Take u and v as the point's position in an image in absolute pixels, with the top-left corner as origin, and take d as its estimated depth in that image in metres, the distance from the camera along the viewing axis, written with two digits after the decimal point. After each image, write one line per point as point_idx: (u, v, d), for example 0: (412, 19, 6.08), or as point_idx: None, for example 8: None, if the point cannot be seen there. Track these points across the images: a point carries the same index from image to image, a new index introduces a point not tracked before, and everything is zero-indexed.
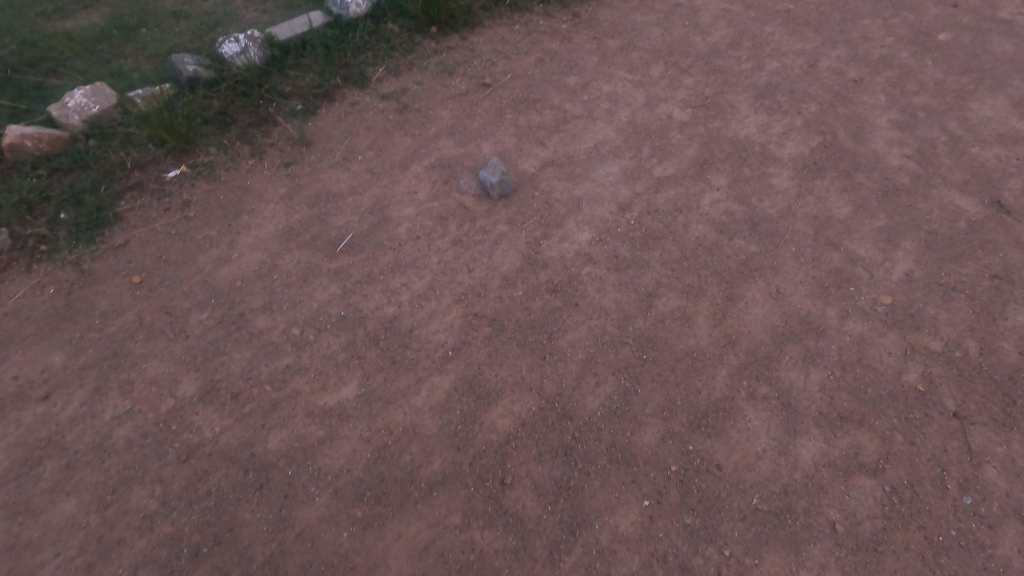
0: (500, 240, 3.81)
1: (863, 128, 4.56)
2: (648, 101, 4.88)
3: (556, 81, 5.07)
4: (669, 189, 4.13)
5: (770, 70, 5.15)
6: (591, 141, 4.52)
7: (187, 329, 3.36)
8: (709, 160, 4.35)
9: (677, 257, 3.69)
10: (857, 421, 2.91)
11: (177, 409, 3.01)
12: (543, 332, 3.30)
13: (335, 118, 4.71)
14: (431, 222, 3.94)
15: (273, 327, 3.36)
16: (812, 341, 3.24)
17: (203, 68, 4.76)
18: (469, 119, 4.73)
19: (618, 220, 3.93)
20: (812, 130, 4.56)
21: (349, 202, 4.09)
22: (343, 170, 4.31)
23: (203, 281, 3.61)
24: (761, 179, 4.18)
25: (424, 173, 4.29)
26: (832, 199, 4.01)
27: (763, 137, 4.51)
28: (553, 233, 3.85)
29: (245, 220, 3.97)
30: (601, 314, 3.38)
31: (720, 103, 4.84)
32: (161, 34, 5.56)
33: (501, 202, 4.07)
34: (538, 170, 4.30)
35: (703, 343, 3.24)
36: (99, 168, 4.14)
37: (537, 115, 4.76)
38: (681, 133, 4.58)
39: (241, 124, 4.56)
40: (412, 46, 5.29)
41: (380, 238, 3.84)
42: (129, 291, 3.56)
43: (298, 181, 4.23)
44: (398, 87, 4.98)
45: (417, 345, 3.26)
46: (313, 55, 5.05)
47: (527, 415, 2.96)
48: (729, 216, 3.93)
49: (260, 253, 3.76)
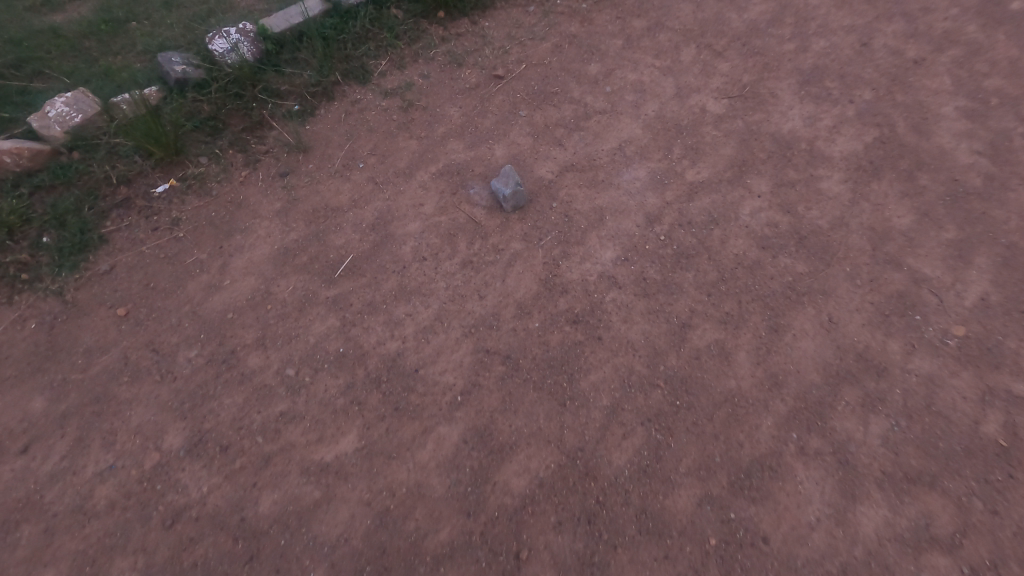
0: (515, 261, 3.44)
1: (926, 117, 4.02)
2: (678, 92, 4.38)
3: (575, 70, 4.60)
4: (703, 197, 3.69)
5: (817, 51, 4.59)
6: (615, 140, 4.08)
7: (174, 369, 3.09)
8: (748, 160, 3.87)
9: (713, 279, 3.28)
10: (927, 483, 2.53)
11: (162, 465, 2.76)
12: (562, 373, 2.95)
13: (334, 119, 4.33)
14: (438, 240, 3.58)
15: (266, 368, 3.07)
16: (871, 382, 2.83)
17: (192, 68, 4.39)
18: (480, 117, 4.30)
19: (645, 235, 3.52)
20: (866, 121, 4.03)
21: (349, 217, 3.74)
22: (342, 180, 3.94)
23: (193, 312, 3.33)
24: (808, 183, 3.70)
25: (431, 182, 3.91)
26: (891, 206, 3.53)
27: (810, 132, 4.01)
28: (573, 252, 3.46)
29: (238, 241, 3.65)
30: (628, 350, 3.01)
31: (759, 92, 4.32)
32: (151, 28, 5.20)
33: (516, 215, 3.68)
34: (557, 176, 3.89)
35: (744, 385, 2.86)
36: (83, 185, 3.85)
37: (554, 110, 4.31)
38: (716, 128, 4.10)
39: (233, 130, 4.21)
40: (418, 34, 4.86)
41: (383, 260, 3.50)
42: (115, 325, 3.30)
43: (294, 195, 3.88)
44: (403, 81, 4.57)
45: (423, 388, 2.94)
46: (311, 48, 4.65)
47: (545, 474, 2.64)
48: (772, 228, 3.49)
49: (254, 279, 3.46)
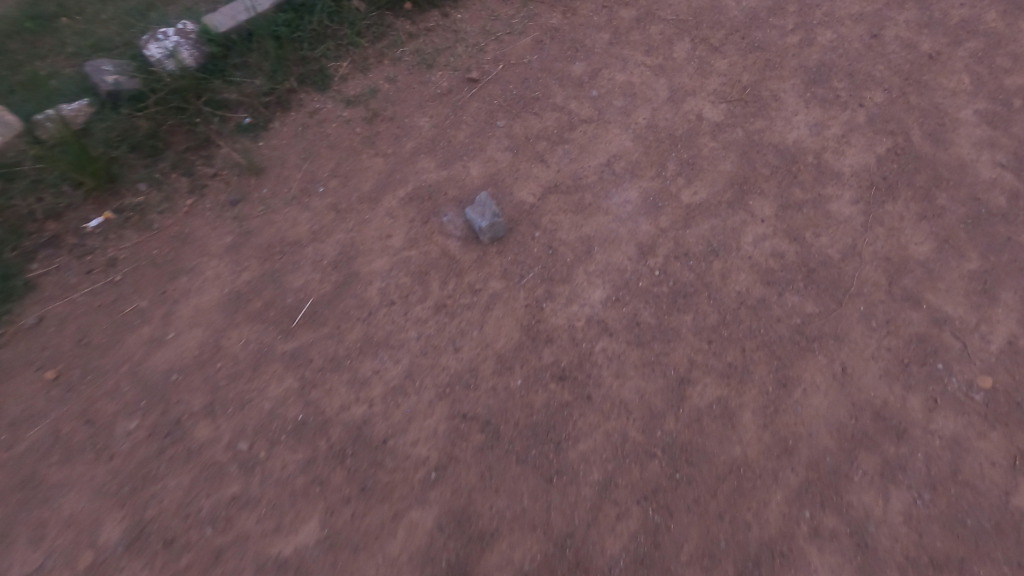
0: (494, 304, 3.09)
1: (945, 123, 3.66)
2: (672, 95, 3.97)
3: (558, 70, 4.15)
4: (700, 223, 3.34)
5: (823, 45, 4.17)
6: (603, 154, 3.68)
7: (112, 445, 2.74)
8: (749, 177, 3.51)
9: (714, 322, 2.96)
10: (955, 568, 2.29)
11: (98, 564, 2.45)
12: (548, 441, 2.64)
13: (290, 135, 3.88)
14: (408, 279, 3.21)
15: (216, 441, 2.73)
16: (891, 447, 2.55)
17: (126, 77, 3.88)
18: (454, 128, 3.87)
19: (638, 270, 3.18)
20: (879, 129, 3.67)
21: (309, 253, 3.35)
22: (301, 208, 3.53)
23: (133, 373, 2.95)
24: (816, 204, 3.36)
25: (400, 208, 3.51)
26: (906, 231, 3.21)
27: (817, 142, 3.64)
28: (558, 292, 3.12)
29: (183, 284, 3.26)
30: (620, 412, 2.70)
31: (761, 94, 3.92)
32: (85, 24, 4.62)
33: (494, 247, 3.31)
34: (539, 199, 3.50)
35: (751, 453, 2.57)
36: (5, 221, 3.40)
37: (535, 120, 3.89)
38: (714, 139, 3.72)
39: (176, 149, 3.76)
40: (383, 30, 4.36)
41: (347, 304, 3.14)
42: (43, 391, 2.92)
43: (247, 227, 3.47)
44: (367, 87, 4.10)
45: (393, 463, 2.63)
46: (261, 49, 4.15)
47: (531, 567, 2.37)
48: (778, 260, 3.16)
49: (202, 330, 3.08)
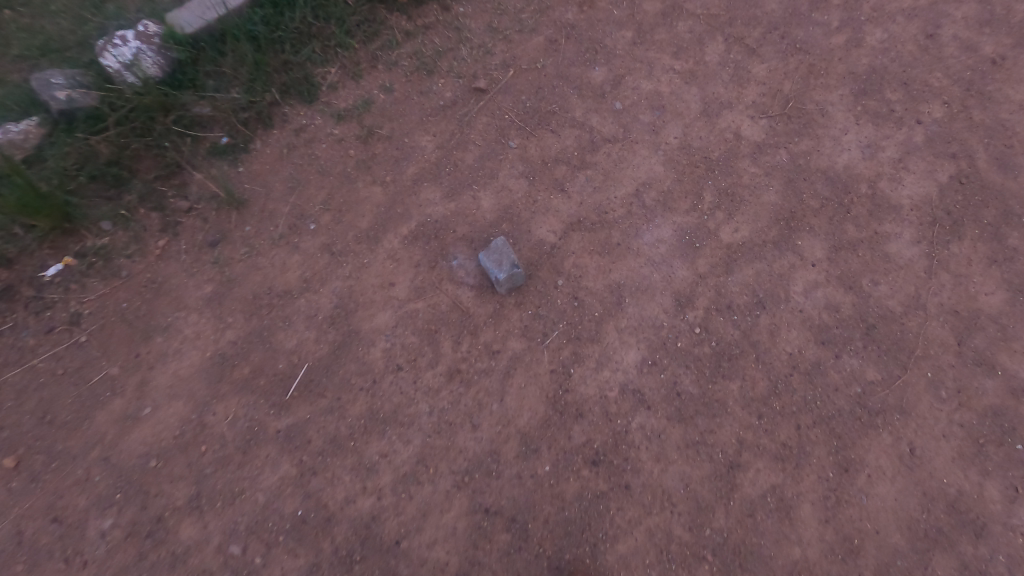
0: (515, 370, 2.73)
1: (1013, 144, 3.27)
2: (705, 108, 3.52)
3: (575, 77, 3.67)
4: (743, 267, 2.97)
5: (873, 46, 3.71)
6: (631, 181, 3.26)
7: (84, 550, 2.40)
8: (796, 211, 3.12)
9: (764, 392, 2.64)
10: None
11: None
12: (584, 542, 2.35)
13: (274, 158, 3.41)
14: (416, 338, 2.84)
15: (204, 543, 2.40)
16: (968, 547, 2.29)
17: (79, 92, 3.36)
18: (460, 149, 3.42)
19: (675, 326, 2.82)
20: (939, 152, 3.27)
21: (302, 306, 2.95)
22: (290, 250, 3.11)
23: (104, 459, 2.59)
24: (872, 244, 2.99)
25: (403, 249, 3.09)
26: (974, 279, 2.87)
27: (870, 167, 3.24)
28: (587, 354, 2.76)
29: (159, 346, 2.86)
30: (664, 505, 2.40)
31: (805, 107, 3.48)
32: (32, 18, 4.01)
33: (512, 298, 2.93)
34: (561, 237, 3.10)
35: (812, 555, 2.29)
36: None
37: (552, 138, 3.44)
38: (756, 162, 3.30)
39: (143, 178, 3.28)
40: (376, 28, 3.82)
41: (348, 371, 2.76)
42: (3, 482, 2.56)
43: (229, 273, 3.05)
44: (360, 98, 3.61)
45: (409, 570, 2.33)
46: (236, 52, 3.61)
47: None
48: (832, 314, 2.81)
49: (183, 404, 2.71)
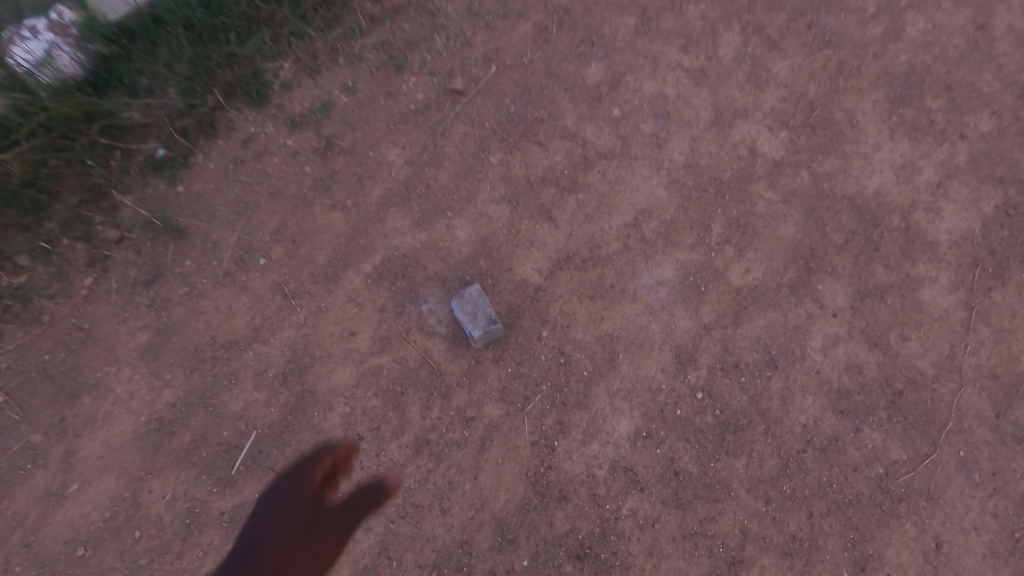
0: (491, 441, 2.44)
1: None
2: (717, 116, 3.01)
3: (567, 75, 3.11)
4: (754, 318, 2.59)
5: (914, 40, 3.13)
6: (628, 210, 2.82)
7: None
8: (816, 249, 2.71)
9: (773, 471, 2.39)
10: None
11: None
12: None
13: (217, 174, 2.93)
14: (380, 402, 2.51)
15: None
16: None
17: None
18: (433, 165, 2.94)
19: (675, 390, 2.49)
20: (984, 174, 2.84)
21: (250, 361, 2.59)
22: (236, 291, 2.71)
23: (25, 545, 2.38)
24: (905, 291, 2.61)
25: (366, 291, 2.70)
26: (1015, 335, 2.56)
27: (904, 194, 2.81)
28: (574, 424, 2.45)
29: (87, 409, 2.52)
30: None
31: (833, 116, 2.99)
32: None
33: (489, 354, 2.56)
34: (548, 278, 2.70)
35: None
36: None
37: (539, 153, 2.96)
38: (772, 187, 2.84)
39: (67, 201, 2.82)
40: (337, 11, 3.14)
41: (302, 442, 2.48)
42: None
43: (166, 319, 2.66)
44: (317, 101, 3.05)
45: None
46: (171, 44, 3.00)
47: None
48: (854, 377, 2.49)
49: (115, 480, 2.43)
